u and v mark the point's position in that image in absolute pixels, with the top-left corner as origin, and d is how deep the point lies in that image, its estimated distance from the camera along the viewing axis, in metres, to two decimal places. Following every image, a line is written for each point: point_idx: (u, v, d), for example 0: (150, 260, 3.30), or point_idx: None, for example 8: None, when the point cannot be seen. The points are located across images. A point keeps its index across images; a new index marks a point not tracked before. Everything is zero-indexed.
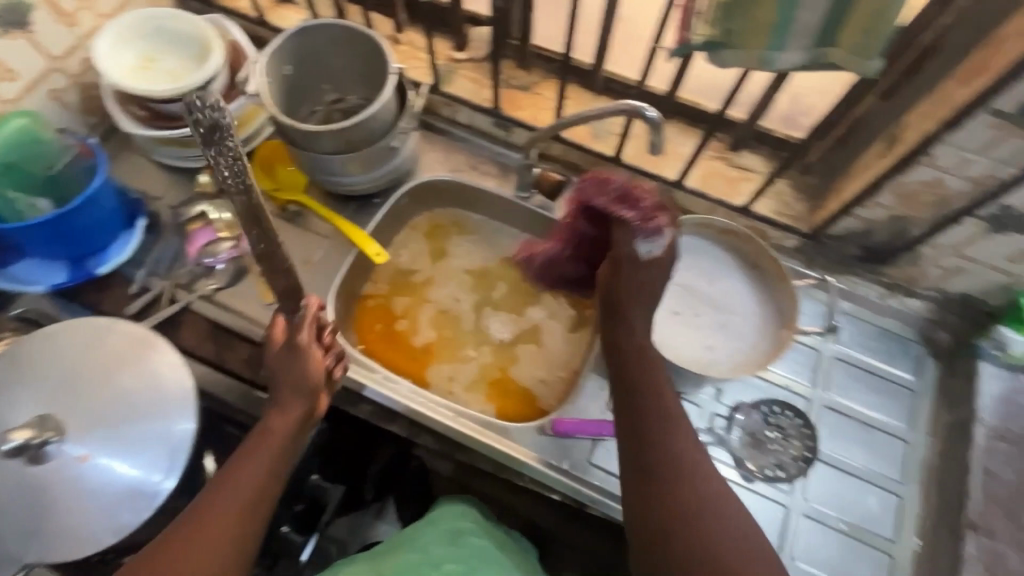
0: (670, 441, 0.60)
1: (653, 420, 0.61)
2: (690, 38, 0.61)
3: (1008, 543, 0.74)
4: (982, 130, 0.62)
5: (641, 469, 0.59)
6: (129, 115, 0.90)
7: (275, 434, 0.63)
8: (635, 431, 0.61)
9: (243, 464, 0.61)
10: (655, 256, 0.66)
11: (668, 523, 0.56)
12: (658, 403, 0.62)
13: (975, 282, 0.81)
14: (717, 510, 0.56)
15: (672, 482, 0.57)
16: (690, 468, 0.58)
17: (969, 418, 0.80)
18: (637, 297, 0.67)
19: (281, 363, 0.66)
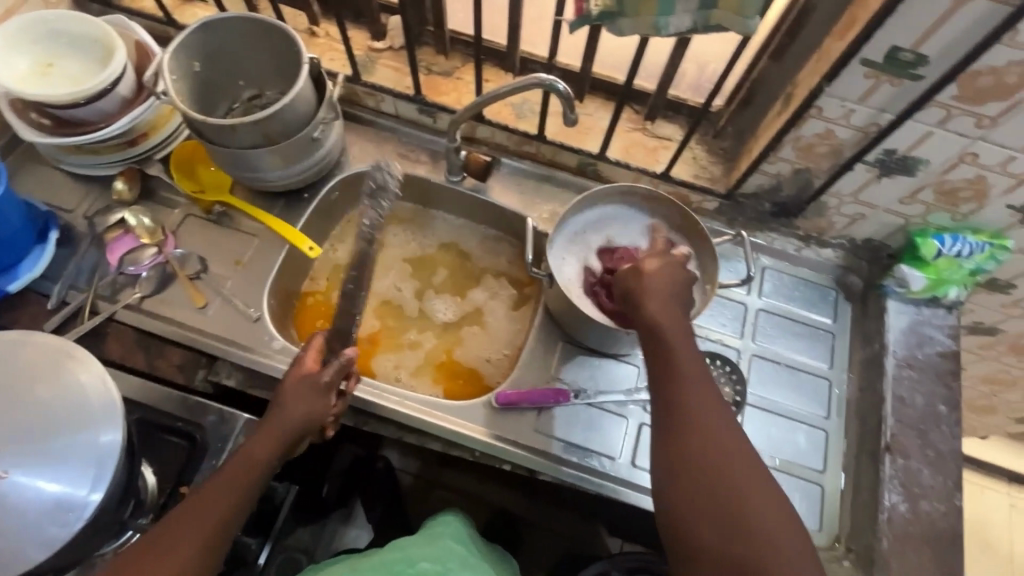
0: (700, 407, 0.59)
1: (681, 385, 0.60)
2: (586, 9, 0.63)
3: (922, 462, 0.80)
4: (858, 81, 0.67)
5: (670, 438, 0.58)
6: (29, 124, 0.85)
7: (256, 458, 0.66)
8: (663, 400, 0.61)
9: (215, 486, 0.63)
10: (645, 256, 0.71)
11: (696, 487, 0.55)
12: (675, 365, 0.62)
13: (875, 227, 0.87)
14: (730, 472, 0.55)
15: (701, 448, 0.57)
16: (721, 432, 0.57)
17: (880, 351, 0.87)
18: (643, 288, 0.68)
19: (294, 396, 0.71)
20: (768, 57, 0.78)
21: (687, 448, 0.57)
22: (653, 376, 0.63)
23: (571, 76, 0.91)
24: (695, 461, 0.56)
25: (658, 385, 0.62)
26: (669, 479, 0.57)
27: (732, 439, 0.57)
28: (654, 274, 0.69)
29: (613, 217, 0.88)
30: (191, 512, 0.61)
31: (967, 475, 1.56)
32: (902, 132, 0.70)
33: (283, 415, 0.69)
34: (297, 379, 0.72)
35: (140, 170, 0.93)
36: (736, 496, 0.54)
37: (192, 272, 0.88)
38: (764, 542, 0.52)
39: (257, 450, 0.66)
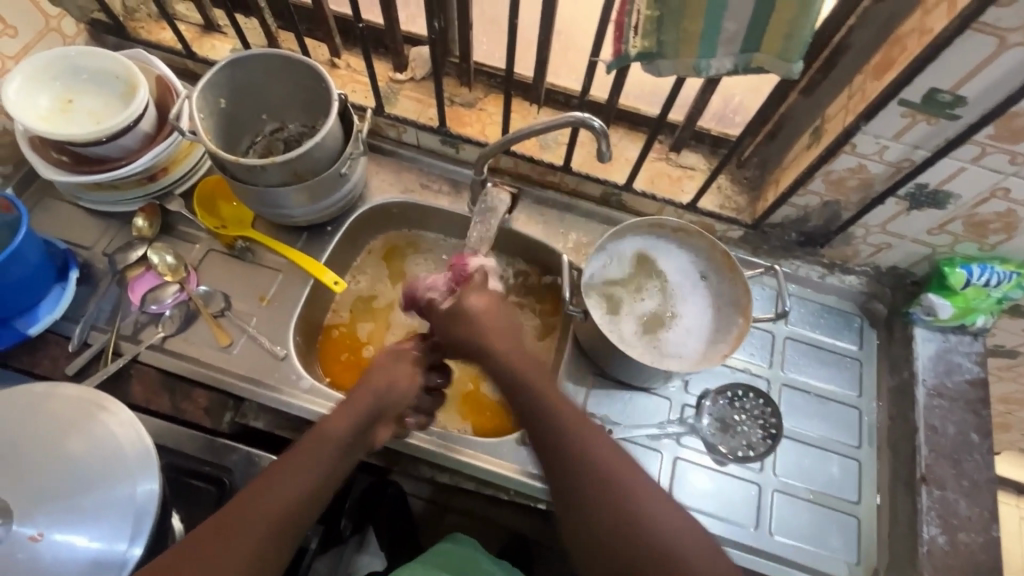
0: (604, 472, 0.59)
1: (575, 458, 0.60)
2: (624, 49, 0.63)
3: (958, 493, 0.80)
4: (896, 120, 0.67)
5: (593, 514, 0.58)
6: (48, 161, 0.84)
7: (321, 439, 0.64)
8: (569, 471, 0.60)
9: (281, 468, 0.61)
10: (465, 291, 0.75)
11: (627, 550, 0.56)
12: (554, 419, 0.62)
13: (901, 255, 0.88)
14: (639, 508, 0.57)
15: (604, 491, 0.58)
16: (633, 493, 0.57)
17: (910, 379, 0.87)
18: (466, 335, 0.72)
19: (377, 374, 0.73)
20: (797, 93, 0.79)
21: (611, 520, 0.57)
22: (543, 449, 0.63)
23: (597, 107, 0.91)
24: (614, 533, 0.56)
25: (557, 461, 0.61)
26: (606, 554, 0.57)
27: (651, 497, 0.57)
28: (482, 310, 0.73)
29: (639, 250, 0.87)
30: (256, 495, 0.58)
31: (1000, 497, 1.55)
32: (935, 168, 0.71)
33: (370, 393, 0.70)
34: (388, 355, 0.76)
35: (160, 205, 0.91)
36: (651, 528, 0.56)
37: (216, 310, 0.86)
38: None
39: (334, 431, 0.65)
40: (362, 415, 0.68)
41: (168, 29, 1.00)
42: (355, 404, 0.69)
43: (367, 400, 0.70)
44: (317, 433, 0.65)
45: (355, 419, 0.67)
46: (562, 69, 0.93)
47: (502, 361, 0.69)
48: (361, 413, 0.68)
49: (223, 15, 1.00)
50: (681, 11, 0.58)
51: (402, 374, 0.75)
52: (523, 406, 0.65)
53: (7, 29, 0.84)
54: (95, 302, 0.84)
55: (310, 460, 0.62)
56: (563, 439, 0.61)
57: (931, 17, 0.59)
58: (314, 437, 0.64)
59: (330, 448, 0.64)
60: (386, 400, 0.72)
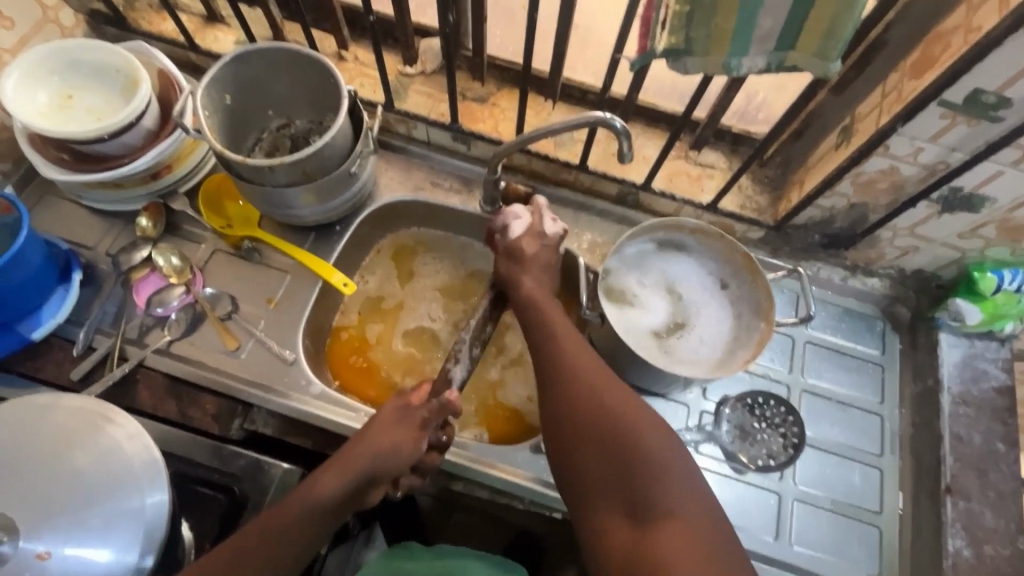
0: (601, 408, 0.63)
1: (574, 391, 0.65)
2: (650, 46, 0.60)
3: (984, 503, 0.79)
4: (934, 122, 0.64)
5: (580, 418, 0.63)
6: (48, 159, 0.81)
7: (303, 500, 0.64)
8: (560, 384, 0.66)
9: (264, 525, 0.62)
10: (523, 234, 0.79)
11: (605, 450, 0.61)
12: (550, 342, 0.70)
13: (929, 259, 0.85)
14: (618, 416, 0.62)
15: (590, 400, 0.64)
16: (616, 411, 0.62)
17: (934, 386, 0.85)
18: (512, 271, 0.78)
19: (382, 427, 0.71)
20: (827, 90, 0.76)
21: (596, 424, 0.62)
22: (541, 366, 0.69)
23: (616, 103, 0.88)
24: (597, 435, 0.62)
25: (552, 374, 0.67)
26: (585, 459, 0.62)
27: (630, 408, 0.63)
28: (528, 255, 0.78)
29: (656, 253, 0.85)
30: (234, 548, 0.60)
31: None
32: (973, 171, 0.68)
33: (368, 452, 0.68)
34: (397, 414, 0.72)
35: (164, 204, 0.89)
36: (630, 431, 0.61)
37: (223, 313, 0.84)
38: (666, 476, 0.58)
39: (322, 495, 0.65)
40: (354, 478, 0.67)
41: (169, 20, 0.96)
42: (349, 467, 0.67)
43: (360, 465, 0.68)
44: (306, 493, 0.64)
45: (346, 482, 0.66)
46: (580, 63, 0.90)
47: (523, 294, 0.76)
48: (354, 476, 0.67)
49: (225, 5, 0.96)
50: (714, 7, 0.55)
51: (408, 435, 0.71)
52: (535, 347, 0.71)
53: (4, 20, 0.81)
54: (99, 305, 0.82)
55: (294, 517, 0.63)
56: (565, 377, 0.66)
57: (979, 13, 0.56)
58: (304, 493, 0.65)
59: (310, 509, 0.64)
60: (383, 464, 0.69)
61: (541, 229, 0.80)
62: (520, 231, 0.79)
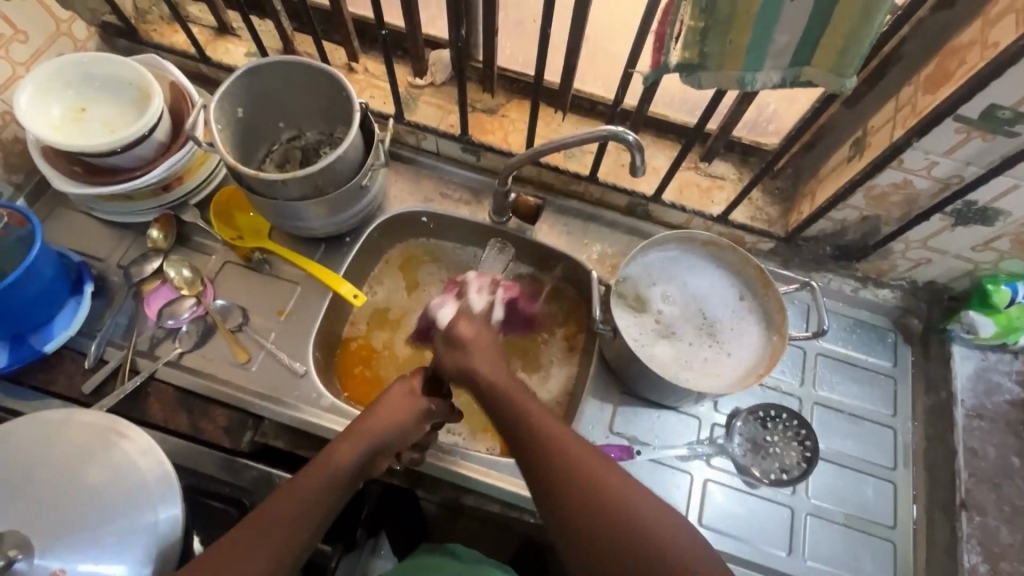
0: (600, 496, 0.57)
1: (560, 472, 0.59)
2: (664, 60, 0.59)
3: (999, 519, 0.79)
4: (949, 137, 0.64)
5: (573, 503, 0.58)
6: (60, 172, 0.81)
7: (319, 474, 0.62)
8: (545, 468, 0.60)
9: (280, 503, 0.60)
10: (454, 318, 0.75)
11: (607, 538, 0.56)
12: (523, 420, 0.64)
13: (941, 271, 0.85)
14: (615, 498, 0.57)
15: (581, 482, 0.58)
16: (613, 494, 0.57)
17: (947, 400, 0.85)
18: (460, 360, 0.70)
19: (389, 407, 0.69)
20: (840, 103, 0.75)
21: (589, 510, 0.57)
22: (519, 449, 0.63)
23: (626, 115, 0.88)
24: (593, 522, 0.57)
25: (533, 458, 0.61)
26: (586, 550, 0.56)
27: (625, 482, 0.59)
28: (472, 339, 0.72)
29: (669, 264, 0.85)
30: (255, 526, 0.58)
31: None
32: (988, 186, 0.67)
33: (378, 427, 0.67)
34: (402, 395, 0.71)
35: (175, 215, 0.89)
36: (632, 513, 0.56)
37: (234, 325, 0.84)
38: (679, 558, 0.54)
39: (337, 469, 0.63)
40: (365, 455, 0.65)
41: (180, 32, 0.96)
42: (359, 443, 0.65)
43: (370, 443, 0.66)
44: (320, 471, 0.62)
45: (358, 459, 0.64)
46: (590, 74, 0.90)
47: (478, 377, 0.68)
48: (364, 452, 0.65)
49: (236, 17, 0.96)
50: (730, 23, 0.54)
51: (412, 415, 0.70)
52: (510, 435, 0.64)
53: (18, 34, 0.81)
54: (110, 317, 0.83)
55: (312, 493, 0.61)
56: (553, 463, 0.60)
57: (995, 30, 0.56)
58: (318, 470, 0.63)
59: (328, 483, 0.62)
60: (391, 441, 0.68)
61: (470, 308, 0.77)
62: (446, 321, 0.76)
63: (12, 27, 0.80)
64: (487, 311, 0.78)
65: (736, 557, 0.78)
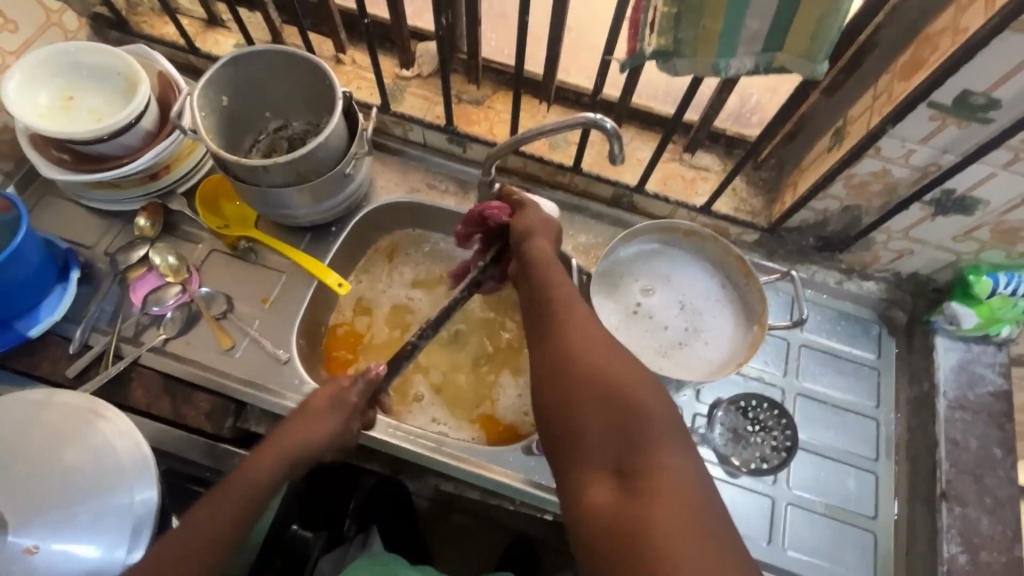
0: (597, 364, 0.59)
1: (565, 340, 0.62)
2: (640, 47, 0.60)
3: (980, 510, 0.78)
4: (924, 123, 0.64)
5: (569, 362, 0.60)
6: (48, 160, 0.82)
7: (240, 480, 0.62)
8: (555, 337, 0.63)
9: (200, 525, 0.59)
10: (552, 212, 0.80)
11: (595, 401, 0.57)
12: (547, 302, 0.67)
13: (923, 262, 0.84)
14: (611, 364, 0.59)
15: (580, 350, 0.61)
16: (610, 365, 0.59)
17: (930, 391, 0.84)
18: (527, 232, 0.75)
19: (316, 411, 0.68)
20: (818, 93, 0.76)
21: (585, 369, 0.59)
22: (538, 324, 0.67)
23: (609, 105, 0.88)
24: (588, 380, 0.58)
25: (545, 332, 0.65)
26: (574, 407, 0.57)
27: (622, 358, 0.60)
28: (549, 224, 0.76)
29: (651, 254, 0.85)
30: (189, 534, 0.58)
31: None
32: (965, 173, 0.67)
33: (299, 435, 0.66)
34: (329, 400, 0.70)
35: (162, 204, 0.90)
36: (623, 381, 0.57)
37: (218, 312, 0.85)
38: (656, 429, 0.54)
39: (260, 475, 0.63)
40: (291, 463, 0.65)
41: (170, 24, 0.98)
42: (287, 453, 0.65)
43: (295, 453, 0.65)
44: (242, 477, 0.62)
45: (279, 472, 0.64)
46: (574, 65, 0.91)
47: (524, 259, 0.73)
48: (286, 460, 0.65)
49: (226, 9, 0.97)
50: (701, 8, 0.55)
51: (341, 420, 0.70)
52: (546, 324, 0.66)
53: (7, 23, 0.82)
54: (96, 303, 0.83)
55: (230, 513, 0.60)
56: (563, 331, 0.63)
57: (966, 15, 0.56)
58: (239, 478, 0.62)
59: (248, 490, 0.62)
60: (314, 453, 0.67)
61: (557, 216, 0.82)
62: (543, 207, 0.78)
63: (2, 16, 0.81)
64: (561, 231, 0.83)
65: None
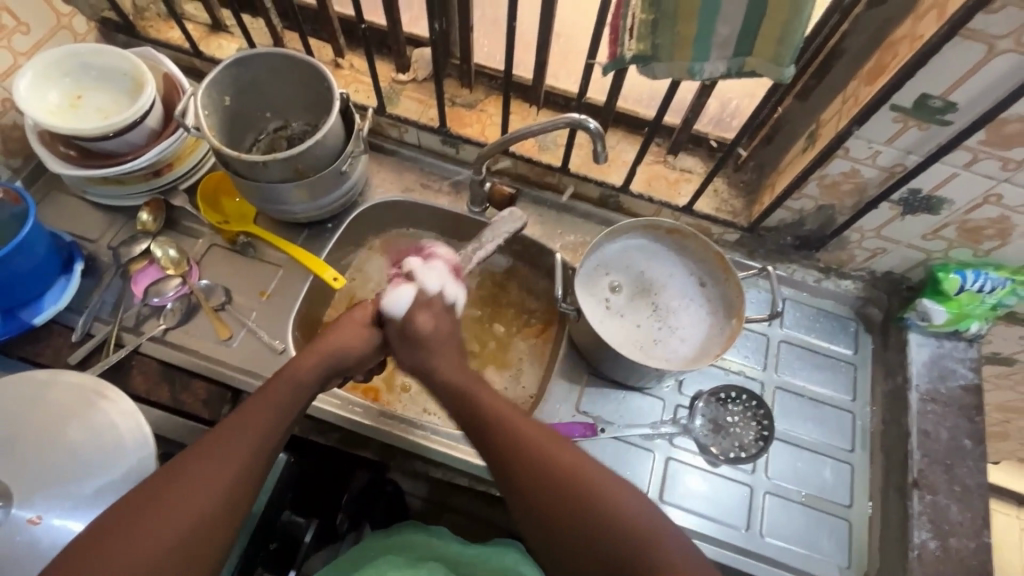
0: (552, 472, 0.60)
1: (512, 452, 0.62)
2: (620, 52, 0.64)
3: (950, 498, 0.80)
4: (887, 125, 0.68)
5: (529, 479, 0.60)
6: (56, 155, 0.86)
7: (278, 386, 0.65)
8: (502, 454, 0.62)
9: (226, 436, 0.59)
10: (412, 308, 0.71)
11: (563, 514, 0.58)
12: (480, 409, 0.66)
13: (896, 261, 0.88)
14: (564, 470, 0.60)
15: (533, 461, 0.61)
16: (564, 469, 0.60)
17: (903, 384, 0.87)
18: (419, 356, 0.71)
19: (351, 326, 0.73)
20: (792, 97, 0.80)
21: (544, 482, 0.60)
22: (478, 436, 0.65)
23: (595, 109, 0.92)
24: (548, 496, 0.59)
25: (489, 447, 0.63)
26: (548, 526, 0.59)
27: (573, 455, 0.61)
28: (425, 328, 0.71)
29: (633, 252, 0.89)
30: (221, 437, 0.59)
31: (998, 507, 1.56)
32: (929, 173, 0.71)
33: (333, 348, 0.70)
34: (360, 322, 0.74)
35: (165, 200, 0.93)
36: (581, 486, 0.59)
37: (217, 303, 0.88)
38: (628, 521, 0.57)
39: (302, 379, 0.66)
40: (326, 372, 0.69)
41: (175, 28, 1.02)
42: (322, 361, 0.69)
43: (329, 358, 0.69)
44: (285, 380, 0.66)
45: (317, 376, 0.68)
46: (562, 71, 0.95)
47: (438, 372, 0.70)
48: (326, 368, 0.69)
49: (230, 14, 1.01)
50: (674, 15, 0.59)
51: (368, 344, 0.73)
52: (477, 436, 0.65)
53: (20, 25, 0.86)
54: (98, 294, 0.86)
55: (250, 426, 0.60)
56: (504, 442, 0.62)
57: (922, 23, 0.60)
58: (277, 385, 0.65)
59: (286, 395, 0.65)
60: (345, 367, 0.72)
61: (423, 291, 0.73)
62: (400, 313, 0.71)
63: (15, 18, 0.85)
64: (441, 293, 0.74)
65: (698, 534, 0.81)
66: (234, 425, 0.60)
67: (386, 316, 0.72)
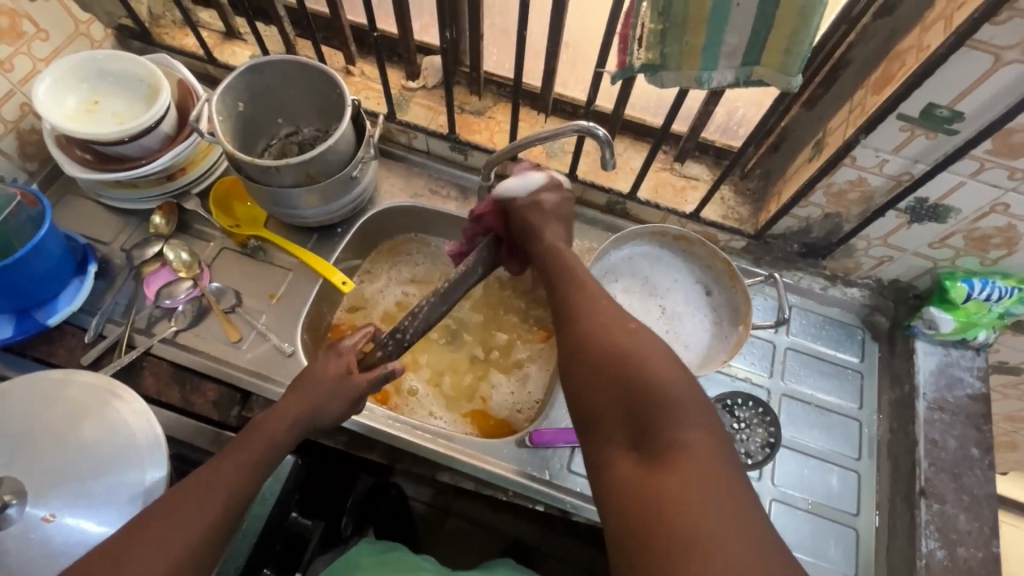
0: (609, 335, 0.60)
1: (585, 314, 0.64)
2: (629, 61, 0.64)
3: (958, 507, 0.80)
4: (894, 134, 0.69)
5: (584, 336, 0.62)
6: (72, 159, 0.87)
7: (260, 431, 0.66)
8: (573, 315, 0.65)
9: (201, 487, 0.60)
10: (540, 185, 0.78)
11: (606, 373, 0.57)
12: (566, 279, 0.71)
13: (903, 269, 0.88)
14: (624, 332, 0.60)
15: (596, 324, 0.62)
16: (623, 334, 0.60)
17: (910, 393, 0.87)
18: (531, 228, 0.77)
19: (318, 387, 0.71)
20: (799, 106, 0.81)
21: (598, 340, 0.60)
22: (558, 304, 0.69)
23: (604, 117, 0.93)
24: (599, 351, 0.59)
25: (563, 311, 0.67)
26: (590, 380, 0.59)
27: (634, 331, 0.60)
28: (545, 208, 0.78)
29: (641, 258, 0.90)
30: (191, 490, 0.59)
31: (1006, 518, 1.55)
32: (936, 182, 0.71)
33: (302, 409, 0.69)
34: (335, 378, 0.72)
35: (178, 203, 0.94)
36: (634, 351, 0.57)
37: (227, 306, 0.89)
38: (668, 396, 0.54)
39: (276, 439, 0.66)
40: (298, 433, 0.68)
41: (190, 36, 1.04)
42: (299, 421, 0.69)
43: (302, 419, 0.69)
44: (264, 432, 0.66)
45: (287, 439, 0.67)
46: (571, 79, 0.96)
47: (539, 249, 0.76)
48: (297, 434, 0.68)
49: (243, 23, 1.03)
50: (683, 25, 0.59)
51: (344, 398, 0.71)
52: (557, 302, 0.69)
53: (40, 32, 0.88)
54: (111, 295, 0.88)
55: (224, 482, 0.61)
56: (578, 306, 0.66)
57: (929, 34, 0.61)
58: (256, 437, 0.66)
59: (255, 456, 0.64)
60: (322, 426, 0.71)
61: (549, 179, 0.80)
62: (525, 190, 0.78)
63: (35, 25, 0.87)
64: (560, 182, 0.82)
65: None
66: (203, 475, 0.61)
67: (504, 191, 0.77)
